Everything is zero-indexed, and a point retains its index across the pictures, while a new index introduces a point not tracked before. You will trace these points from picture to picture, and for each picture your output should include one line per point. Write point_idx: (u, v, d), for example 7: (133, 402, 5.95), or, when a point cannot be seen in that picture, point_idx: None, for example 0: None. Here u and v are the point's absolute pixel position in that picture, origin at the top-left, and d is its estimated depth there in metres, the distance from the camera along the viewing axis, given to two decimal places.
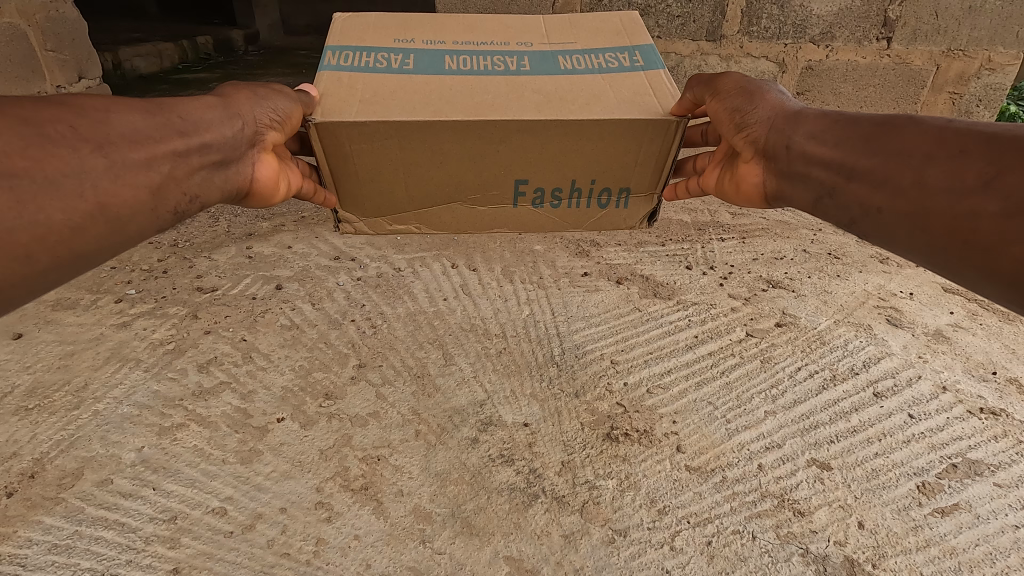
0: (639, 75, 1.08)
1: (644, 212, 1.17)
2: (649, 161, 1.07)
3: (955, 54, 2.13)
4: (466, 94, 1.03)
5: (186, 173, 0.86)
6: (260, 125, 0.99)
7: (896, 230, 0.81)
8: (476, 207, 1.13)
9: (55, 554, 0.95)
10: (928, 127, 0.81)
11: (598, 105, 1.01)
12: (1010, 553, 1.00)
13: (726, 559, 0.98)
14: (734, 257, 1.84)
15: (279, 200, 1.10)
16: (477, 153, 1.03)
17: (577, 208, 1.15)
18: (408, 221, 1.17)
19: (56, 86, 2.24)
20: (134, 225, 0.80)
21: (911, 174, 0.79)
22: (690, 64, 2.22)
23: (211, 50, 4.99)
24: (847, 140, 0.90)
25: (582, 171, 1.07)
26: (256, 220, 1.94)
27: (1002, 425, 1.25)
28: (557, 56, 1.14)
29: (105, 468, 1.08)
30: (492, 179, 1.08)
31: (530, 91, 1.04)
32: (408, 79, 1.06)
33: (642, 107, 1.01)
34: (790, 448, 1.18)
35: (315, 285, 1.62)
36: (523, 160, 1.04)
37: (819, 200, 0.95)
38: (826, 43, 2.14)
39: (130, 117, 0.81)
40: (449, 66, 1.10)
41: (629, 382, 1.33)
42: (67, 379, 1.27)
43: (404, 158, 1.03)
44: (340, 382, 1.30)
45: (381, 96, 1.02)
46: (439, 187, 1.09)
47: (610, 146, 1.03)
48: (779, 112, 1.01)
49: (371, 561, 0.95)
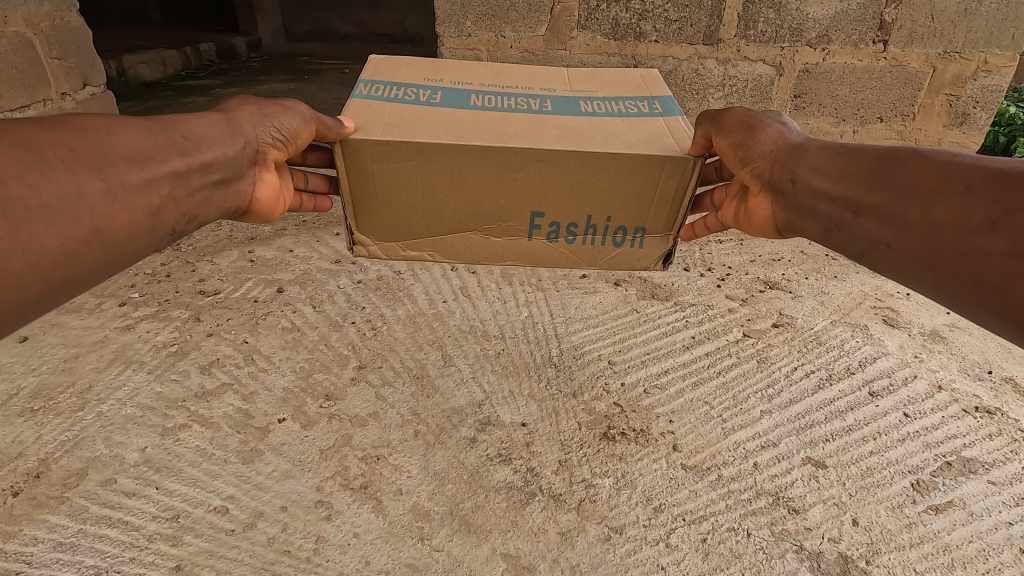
0: (658, 120, 1.09)
1: (659, 253, 1.13)
2: (665, 201, 1.05)
3: (952, 56, 2.15)
4: (490, 125, 1.04)
5: (185, 194, 0.89)
6: (261, 143, 1.02)
7: (904, 266, 0.82)
8: (490, 238, 1.12)
9: (60, 552, 0.96)
10: (933, 162, 0.82)
11: (616, 141, 1.02)
12: (1003, 549, 1.01)
13: (721, 555, 0.99)
14: (731, 258, 1.85)
15: (277, 215, 1.14)
16: (496, 180, 1.03)
17: (592, 245, 1.12)
18: (421, 248, 1.14)
19: (60, 94, 2.27)
20: (131, 246, 0.82)
21: (918, 211, 0.80)
22: (688, 68, 2.24)
23: (214, 57, 5.03)
24: (853, 174, 0.90)
25: (598, 205, 1.06)
26: (258, 225, 1.97)
27: (997, 424, 1.26)
28: (579, 100, 1.16)
29: (109, 467, 1.10)
30: (508, 209, 1.07)
31: (552, 127, 1.05)
32: (433, 108, 1.08)
33: (661, 145, 1.01)
34: (785, 447, 1.19)
35: (316, 288, 1.64)
36: (542, 188, 1.04)
37: (828, 234, 0.93)
38: (823, 46, 2.16)
39: (130, 137, 0.84)
40: (472, 100, 1.13)
41: (627, 382, 1.35)
42: (71, 381, 1.29)
43: (423, 180, 1.03)
44: (341, 383, 1.32)
45: (406, 121, 1.04)
46: (455, 216, 1.09)
47: (628, 182, 1.02)
48: (784, 147, 1.00)
49: (371, 558, 0.97)
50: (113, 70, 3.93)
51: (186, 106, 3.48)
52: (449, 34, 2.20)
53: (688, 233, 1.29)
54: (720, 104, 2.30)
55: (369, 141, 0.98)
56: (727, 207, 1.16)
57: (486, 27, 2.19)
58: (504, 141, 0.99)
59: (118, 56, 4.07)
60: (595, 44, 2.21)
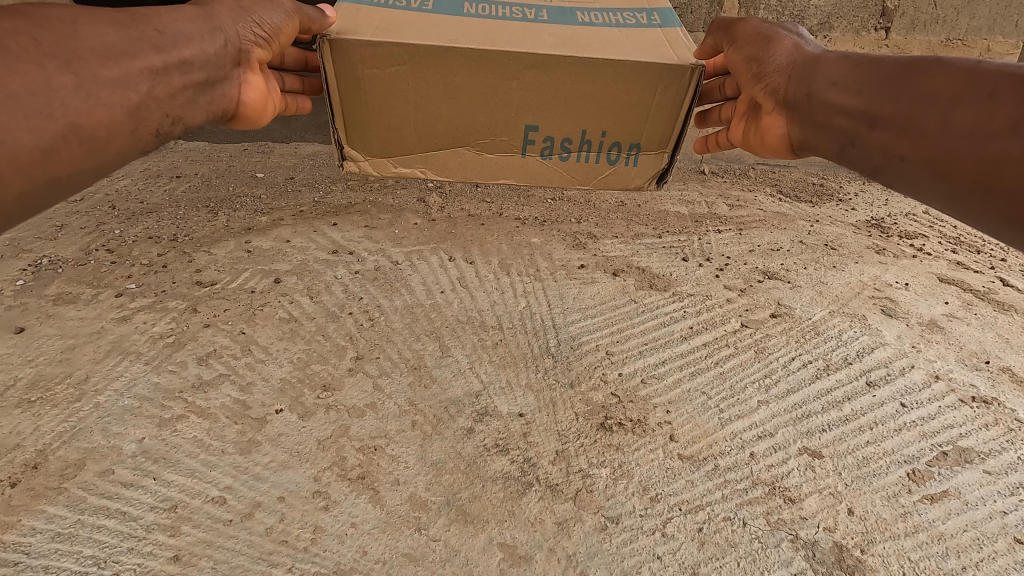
0: (655, 31, 0.95)
1: (654, 170, 1.01)
2: (662, 113, 0.94)
3: (954, 43, 2.15)
4: (486, 32, 0.90)
5: (167, 94, 0.77)
6: (244, 41, 0.88)
7: (917, 179, 0.74)
8: (485, 153, 0.98)
9: (59, 542, 0.97)
10: (957, 68, 0.73)
11: (613, 47, 0.90)
12: (997, 538, 1.02)
13: (717, 544, 1.00)
14: (730, 248, 1.85)
15: (265, 120, 1.00)
16: (491, 90, 0.91)
17: (586, 163, 1.00)
18: (412, 165, 1.00)
19: None
20: (114, 148, 0.71)
21: (934, 120, 0.71)
22: None
23: None
24: (871, 85, 0.82)
25: (593, 117, 0.94)
26: (255, 216, 1.96)
27: (993, 414, 1.26)
28: (572, 10, 0.98)
29: (107, 458, 1.10)
30: (502, 118, 0.94)
31: (546, 33, 0.91)
32: (426, 13, 0.92)
33: (660, 54, 0.89)
34: (782, 437, 1.19)
35: (313, 279, 1.63)
36: (539, 97, 0.91)
37: (842, 149, 0.86)
38: (825, 33, 2.13)
39: (99, 28, 0.70)
40: (467, 3, 0.96)
41: (624, 372, 1.35)
42: (69, 371, 1.29)
43: (417, 93, 0.91)
44: (338, 374, 1.32)
45: (399, 24, 0.89)
46: (448, 128, 0.95)
47: (624, 94, 0.91)
48: (801, 61, 0.92)
49: (368, 548, 0.97)
50: None
51: None
52: None
53: (703, 146, 1.20)
54: None
55: (363, 48, 0.85)
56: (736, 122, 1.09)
57: None
58: (496, 46, 0.87)
59: None
60: None
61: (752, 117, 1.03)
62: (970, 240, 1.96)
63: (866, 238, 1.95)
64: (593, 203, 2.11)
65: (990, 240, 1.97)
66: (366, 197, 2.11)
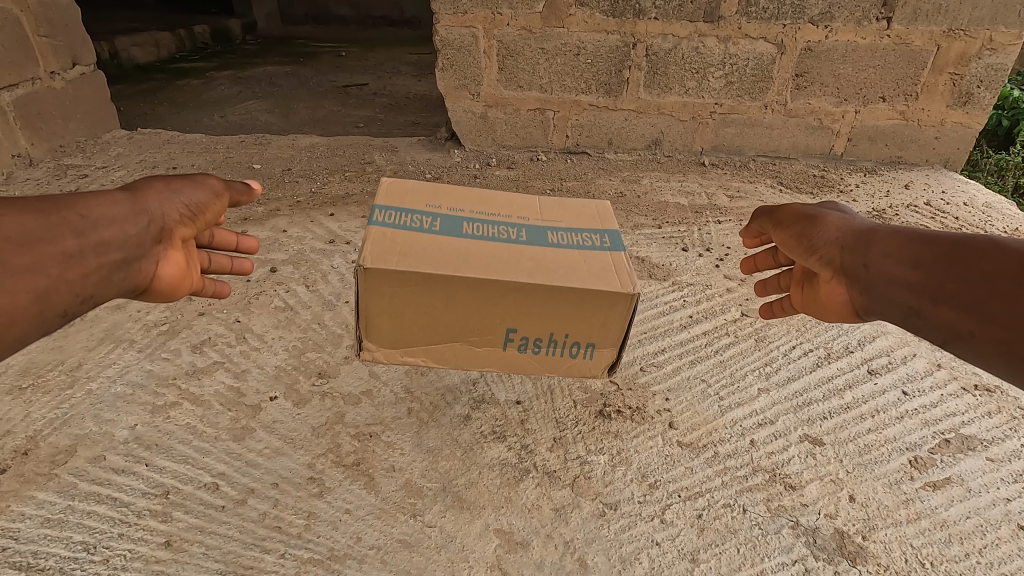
0: (604, 254, 1.00)
1: (607, 362, 1.00)
2: (611, 329, 0.96)
3: (956, 34, 2.11)
4: (480, 257, 0.94)
5: (80, 275, 0.81)
6: (168, 220, 0.92)
7: (995, 360, 0.71)
8: (476, 348, 0.99)
9: (48, 528, 0.95)
10: (1013, 251, 0.73)
11: (571, 274, 0.93)
12: (1001, 525, 1.00)
13: (716, 531, 0.98)
14: (731, 238, 1.83)
15: (181, 296, 0.99)
16: (485, 302, 0.92)
17: (551, 356, 1.00)
18: (416, 353, 1.00)
19: (49, 72, 2.24)
20: (12, 332, 0.75)
21: (1003, 298, 0.70)
22: (688, 47, 2.20)
23: (209, 40, 4.96)
24: (925, 261, 0.81)
25: (563, 324, 0.95)
26: (251, 206, 1.95)
27: (996, 402, 1.25)
28: (542, 232, 1.04)
29: (98, 445, 1.09)
30: (486, 320, 0.95)
31: (527, 259, 0.95)
32: (436, 236, 0.98)
33: (603, 280, 0.92)
34: (783, 425, 1.18)
35: (309, 268, 1.62)
36: (532, 304, 0.93)
37: (906, 321, 0.82)
38: (826, 23, 2.12)
39: (17, 219, 0.77)
40: (467, 225, 1.02)
41: (623, 360, 1.33)
42: (61, 359, 1.28)
43: (425, 307, 0.93)
44: (334, 362, 1.30)
45: (418, 249, 0.92)
46: (449, 330, 0.96)
47: (583, 312, 0.93)
48: (856, 234, 0.93)
49: (362, 534, 0.96)
50: (106, 53, 3.86)
51: (182, 93, 3.45)
52: (445, 10, 2.17)
53: (768, 311, 1.13)
54: (718, 84, 2.27)
55: (387, 272, 0.88)
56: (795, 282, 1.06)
57: (482, 4, 2.15)
58: (495, 273, 0.90)
59: (110, 38, 4.00)
60: (594, 21, 2.16)
61: (812, 280, 1.00)
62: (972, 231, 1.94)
63: None
64: (593, 194, 2.10)
65: (992, 230, 1.95)
66: (364, 188, 2.09)
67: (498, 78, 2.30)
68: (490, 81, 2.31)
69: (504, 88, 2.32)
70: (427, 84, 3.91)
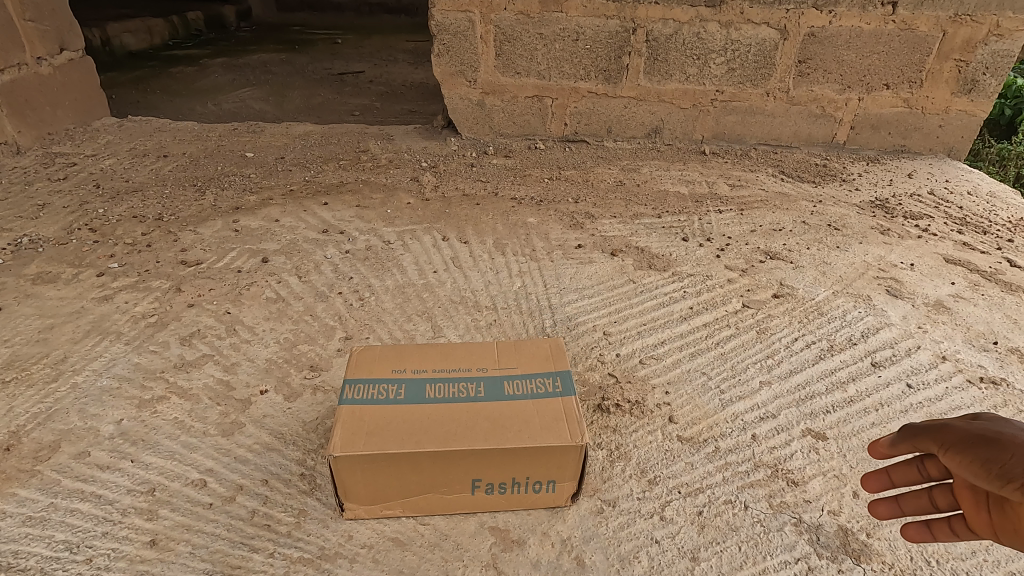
0: (555, 401, 0.95)
1: (569, 490, 0.95)
2: (568, 468, 0.92)
3: (963, 19, 2.08)
4: (439, 426, 0.90)
5: None
6: None
7: None
8: (446, 499, 0.94)
9: (29, 527, 0.92)
10: None
11: (528, 432, 0.89)
12: None
13: (717, 528, 0.96)
14: (731, 228, 1.80)
15: None
16: (446, 464, 0.89)
17: (516, 492, 0.94)
18: (393, 506, 0.93)
19: (35, 57, 2.18)
20: None
21: None
22: (689, 32, 2.15)
23: (203, 27, 4.88)
24: None
25: (524, 467, 0.91)
26: (243, 195, 1.91)
27: (1002, 395, 1.22)
28: (497, 382, 0.99)
29: (83, 440, 1.06)
30: (448, 475, 0.91)
31: (484, 422, 0.91)
32: (402, 406, 0.93)
33: (553, 433, 0.89)
34: (785, 419, 1.15)
35: (302, 258, 1.58)
36: (495, 462, 0.89)
37: None
38: (829, 8, 2.08)
39: None
40: (432, 386, 0.98)
41: (623, 352, 1.31)
42: (46, 351, 1.24)
43: (394, 475, 0.89)
44: (327, 354, 1.27)
45: (380, 427, 0.89)
46: (417, 484, 0.91)
47: (540, 458, 0.89)
48: None
49: (353, 532, 0.93)
50: (97, 38, 3.79)
51: (175, 81, 3.39)
52: None
53: (891, 510, 0.70)
54: (720, 70, 2.22)
55: (353, 461, 0.86)
56: (960, 493, 0.60)
57: None
58: (457, 442, 0.87)
59: (101, 24, 3.92)
60: (593, 5, 2.12)
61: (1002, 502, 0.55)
62: (976, 220, 1.91)
63: (869, 218, 1.90)
64: (591, 183, 2.06)
65: (996, 219, 1.92)
66: (359, 176, 2.06)
67: (495, 64, 2.25)
68: (487, 67, 2.26)
69: (502, 74, 2.27)
70: (423, 71, 3.85)
